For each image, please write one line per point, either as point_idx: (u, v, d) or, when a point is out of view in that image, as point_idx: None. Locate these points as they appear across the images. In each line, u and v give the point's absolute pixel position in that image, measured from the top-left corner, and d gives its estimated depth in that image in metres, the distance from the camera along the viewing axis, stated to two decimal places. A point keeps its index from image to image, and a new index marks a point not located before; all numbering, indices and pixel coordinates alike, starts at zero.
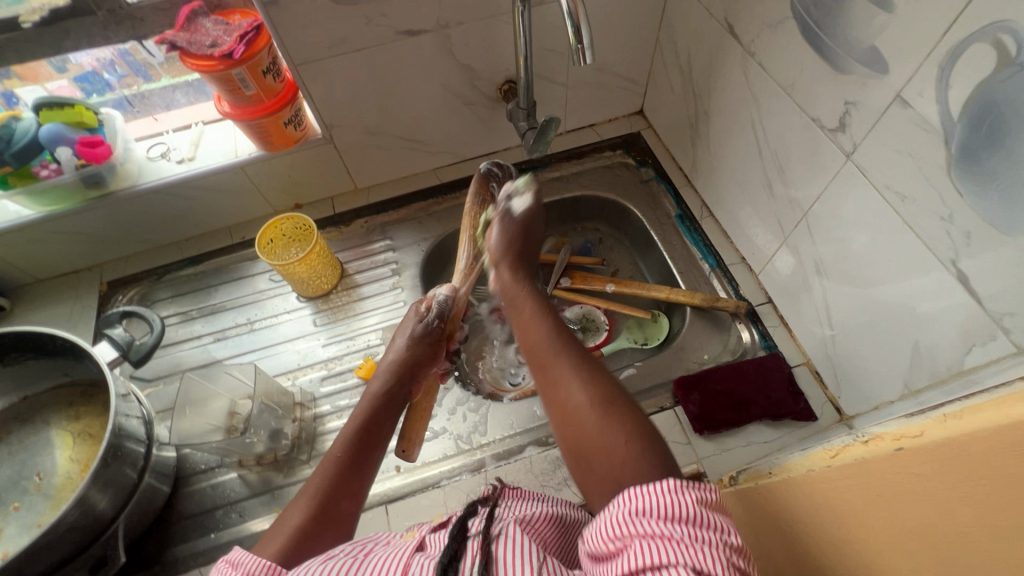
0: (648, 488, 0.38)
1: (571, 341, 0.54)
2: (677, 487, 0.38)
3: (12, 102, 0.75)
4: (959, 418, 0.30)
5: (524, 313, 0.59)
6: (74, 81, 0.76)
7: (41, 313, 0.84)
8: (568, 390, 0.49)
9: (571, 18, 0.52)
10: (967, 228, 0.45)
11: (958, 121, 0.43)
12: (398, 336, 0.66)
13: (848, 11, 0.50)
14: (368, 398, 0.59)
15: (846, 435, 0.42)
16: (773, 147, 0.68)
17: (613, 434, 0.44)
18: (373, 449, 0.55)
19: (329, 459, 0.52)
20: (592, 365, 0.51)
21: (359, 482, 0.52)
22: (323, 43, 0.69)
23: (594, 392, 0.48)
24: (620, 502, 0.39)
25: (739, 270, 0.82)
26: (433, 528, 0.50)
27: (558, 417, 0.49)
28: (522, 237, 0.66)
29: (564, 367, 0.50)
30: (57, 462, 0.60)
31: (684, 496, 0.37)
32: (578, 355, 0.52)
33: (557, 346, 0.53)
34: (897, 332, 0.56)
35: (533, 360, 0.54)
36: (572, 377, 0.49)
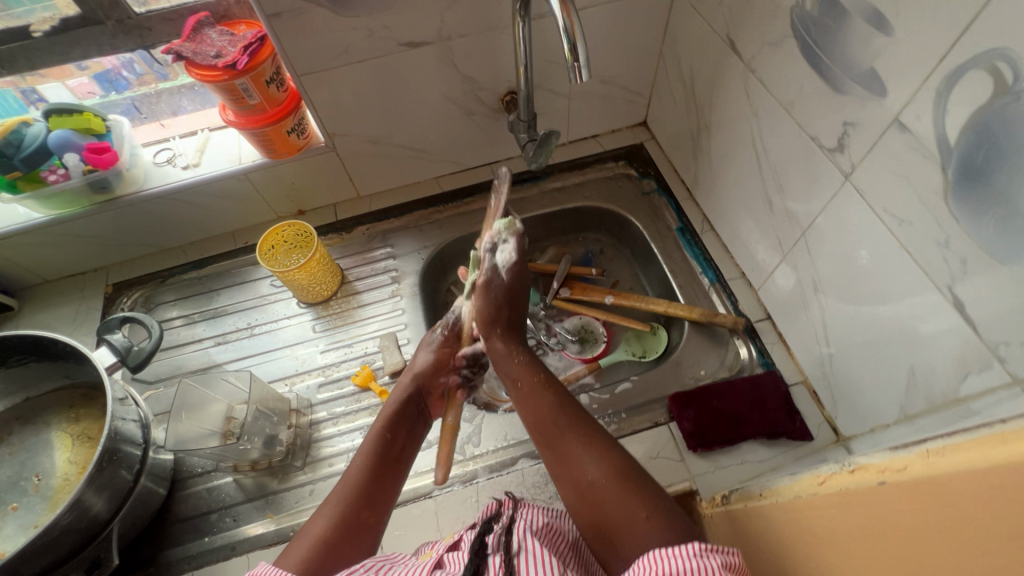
0: (668, 553, 0.41)
1: (580, 414, 0.57)
2: (700, 551, 0.40)
3: (33, 98, 0.78)
4: (940, 455, 0.30)
5: (519, 388, 0.62)
6: (94, 79, 0.79)
7: (48, 313, 0.86)
8: (584, 467, 0.52)
9: (567, 36, 0.52)
10: (963, 255, 0.45)
11: (954, 147, 0.43)
12: (422, 350, 0.69)
13: (847, 32, 0.50)
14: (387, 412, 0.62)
15: (834, 463, 0.42)
16: (773, 165, 0.67)
17: (632, 510, 0.48)
18: (393, 462, 0.57)
19: (349, 474, 0.54)
20: (604, 438, 0.55)
21: (383, 491, 0.54)
22: (326, 53, 0.70)
23: (609, 466, 0.51)
24: (645, 566, 0.41)
25: (738, 286, 0.81)
26: (449, 547, 0.52)
27: (575, 496, 0.52)
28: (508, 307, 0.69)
29: (579, 443, 0.54)
30: (56, 464, 0.61)
31: (707, 560, 0.40)
32: (589, 432, 0.55)
33: (567, 421, 0.56)
34: (894, 355, 0.56)
35: (543, 431, 0.57)
36: (587, 453, 0.53)
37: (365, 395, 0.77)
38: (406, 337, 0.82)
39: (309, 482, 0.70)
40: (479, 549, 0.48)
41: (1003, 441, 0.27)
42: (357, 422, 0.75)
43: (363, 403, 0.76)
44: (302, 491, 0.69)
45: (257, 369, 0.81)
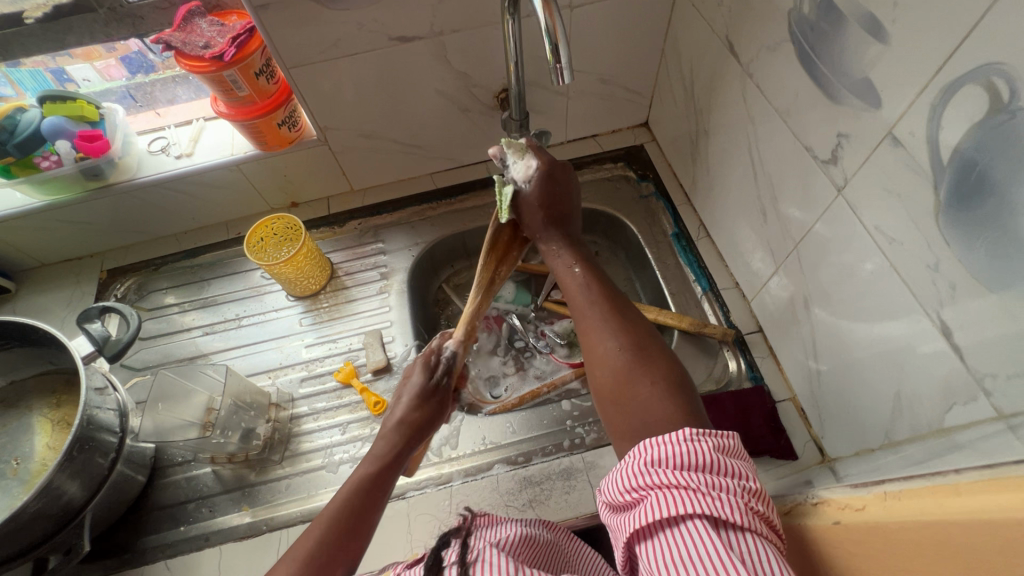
0: (660, 440, 0.40)
1: (613, 295, 0.56)
2: (691, 436, 0.39)
3: (64, 79, 0.80)
4: (898, 501, 0.28)
5: (559, 268, 0.60)
6: (121, 62, 0.79)
7: (44, 297, 0.87)
8: (601, 337, 0.51)
9: (549, 37, 0.51)
10: (952, 279, 0.43)
11: (947, 166, 0.41)
12: (404, 392, 0.62)
13: (844, 38, 0.47)
14: (372, 457, 0.57)
15: (800, 493, 0.40)
16: (769, 173, 0.65)
17: (643, 376, 0.47)
18: (374, 509, 0.52)
19: (330, 511, 0.50)
20: (630, 317, 0.53)
21: (361, 528, 0.50)
22: (316, 47, 0.69)
23: (627, 339, 0.50)
24: (637, 450, 0.40)
25: (732, 296, 0.79)
26: (406, 566, 0.48)
27: (592, 360, 0.51)
28: (547, 201, 0.60)
29: (601, 317, 0.52)
30: (36, 449, 0.62)
31: (700, 443, 0.39)
32: (615, 306, 0.53)
33: (593, 299, 0.55)
34: (881, 379, 0.53)
35: (573, 303, 0.56)
36: (609, 326, 0.51)
37: (347, 392, 0.77)
38: (392, 334, 0.82)
39: (286, 477, 0.70)
40: (435, 562, 0.46)
41: (958, 494, 0.25)
42: (337, 419, 0.74)
43: (344, 399, 0.76)
44: (278, 485, 0.69)
45: (243, 360, 0.81)
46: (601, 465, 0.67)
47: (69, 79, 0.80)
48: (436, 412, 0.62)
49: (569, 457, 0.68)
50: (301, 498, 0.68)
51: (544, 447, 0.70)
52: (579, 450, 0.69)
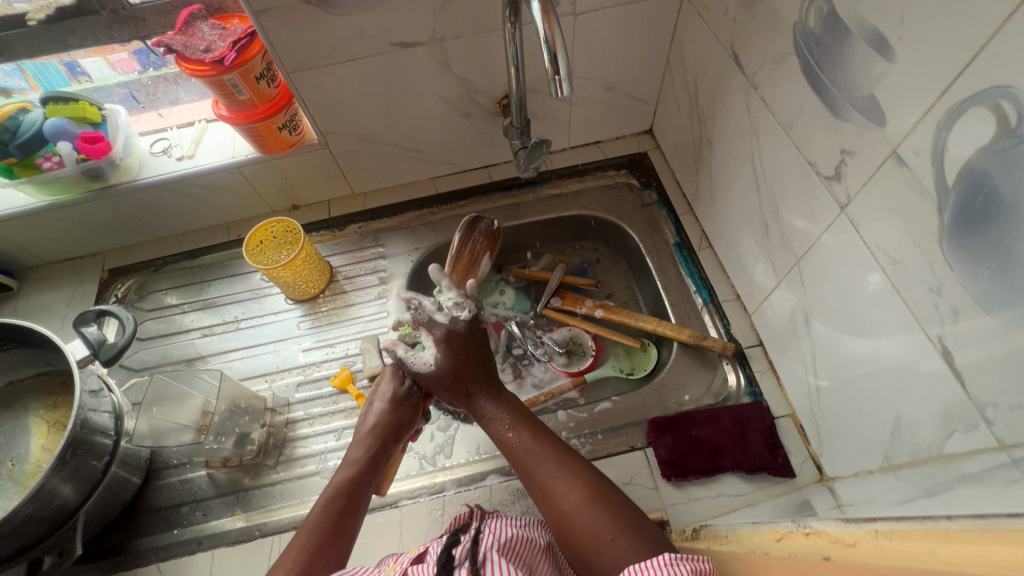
0: (641, 572, 0.40)
1: (554, 439, 0.58)
2: (669, 561, 0.40)
3: (76, 72, 0.80)
4: (888, 540, 0.27)
5: (497, 425, 0.60)
6: (133, 56, 0.79)
7: (46, 295, 0.88)
8: (558, 494, 0.52)
9: (548, 47, 0.50)
10: (954, 304, 0.42)
11: (953, 188, 0.39)
12: (376, 399, 0.65)
13: (849, 53, 0.46)
14: (348, 463, 0.59)
15: (793, 520, 0.39)
16: (771, 186, 0.64)
17: (599, 530, 0.49)
18: (354, 511, 0.55)
19: (310, 520, 0.53)
20: (576, 459, 0.55)
21: (343, 530, 0.53)
22: (316, 51, 0.69)
23: (578, 486, 0.52)
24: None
25: (732, 308, 0.78)
26: (414, 561, 0.50)
27: (553, 520, 0.52)
28: (463, 356, 0.64)
29: (548, 470, 0.54)
30: (31, 450, 0.63)
31: (678, 567, 0.40)
32: (567, 454, 0.56)
33: (537, 448, 0.56)
34: (880, 401, 0.52)
35: (518, 463, 0.57)
36: (564, 477, 0.53)
37: (343, 397, 0.77)
38: (389, 340, 0.81)
39: (280, 482, 0.70)
40: (446, 562, 0.47)
41: (950, 540, 0.24)
42: (332, 424, 0.74)
43: (340, 405, 0.76)
44: (271, 490, 0.69)
45: (240, 363, 0.81)
46: None
47: (83, 73, 0.80)
48: (411, 417, 0.65)
49: None
50: (293, 504, 0.68)
51: None
52: None
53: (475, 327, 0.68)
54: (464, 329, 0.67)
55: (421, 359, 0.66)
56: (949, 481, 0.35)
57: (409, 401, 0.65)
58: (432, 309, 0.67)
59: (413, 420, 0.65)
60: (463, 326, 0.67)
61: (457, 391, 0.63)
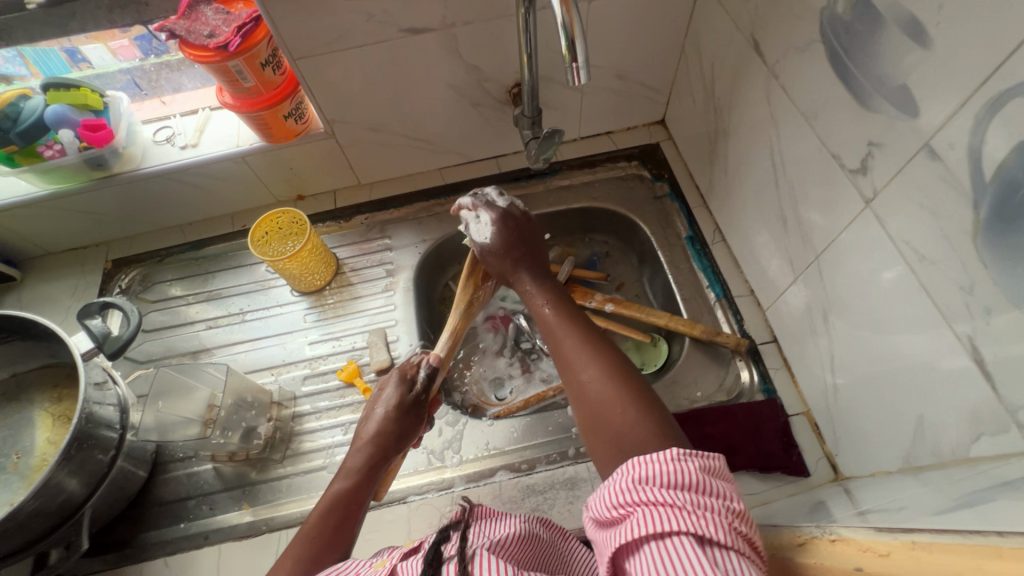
0: (646, 458, 0.38)
1: (587, 323, 0.56)
2: (677, 455, 0.38)
3: (77, 58, 0.78)
4: (926, 552, 0.26)
5: (535, 299, 0.60)
6: (134, 41, 0.77)
7: (50, 286, 0.87)
8: (580, 364, 0.51)
9: (565, 33, 0.48)
10: (987, 303, 0.40)
11: (989, 184, 0.38)
12: (378, 404, 0.62)
13: (881, 41, 0.45)
14: (347, 473, 0.57)
15: (815, 526, 0.39)
16: (791, 179, 0.62)
17: (615, 401, 0.47)
18: (348, 529, 0.52)
19: (303, 537, 0.51)
20: (606, 343, 0.53)
21: (339, 541, 0.51)
22: (323, 37, 0.67)
23: (603, 363, 0.50)
24: (624, 468, 0.39)
25: (746, 304, 0.76)
26: (403, 556, 0.47)
27: (572, 387, 0.51)
28: (514, 237, 0.64)
29: (577, 344, 0.52)
30: (36, 443, 0.62)
31: (685, 462, 0.38)
32: (595, 334, 0.54)
33: (570, 327, 0.55)
34: (901, 401, 0.51)
35: (549, 334, 0.56)
36: (586, 354, 0.51)
37: (349, 391, 0.76)
38: (396, 334, 0.80)
39: (287, 476, 0.70)
40: (434, 558, 0.44)
41: (1000, 557, 0.23)
42: (339, 418, 0.74)
43: (347, 399, 0.75)
44: (278, 485, 0.69)
45: (246, 356, 0.80)
46: None
47: (83, 59, 0.78)
48: (413, 425, 0.62)
49: (574, 466, 0.67)
50: (301, 499, 0.68)
51: (549, 455, 0.69)
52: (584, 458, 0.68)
53: (533, 219, 0.68)
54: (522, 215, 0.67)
55: (480, 229, 0.65)
56: (984, 489, 0.33)
57: (414, 408, 0.62)
58: (495, 193, 0.67)
59: (417, 428, 0.62)
60: (519, 212, 0.67)
61: (501, 265, 0.65)
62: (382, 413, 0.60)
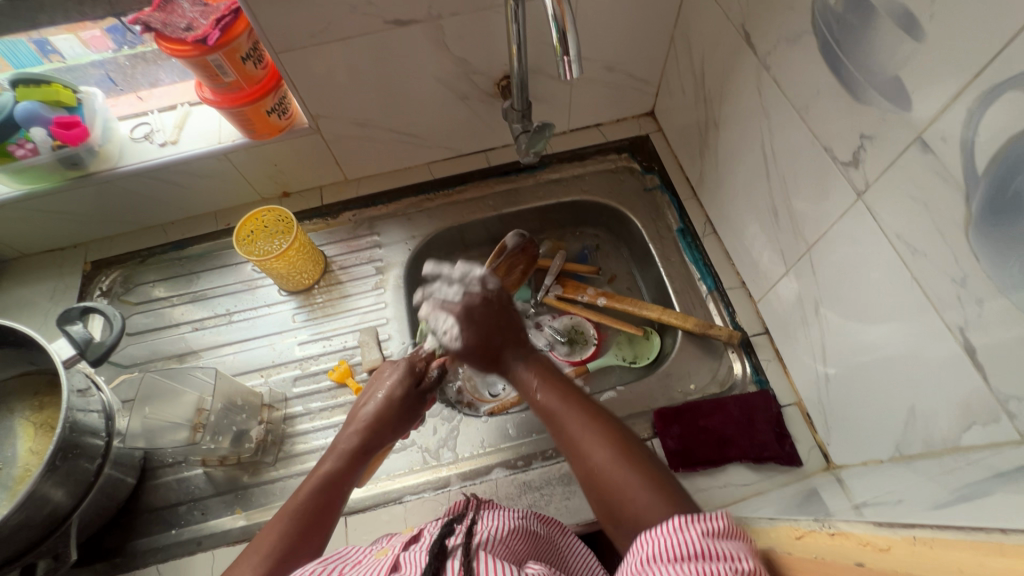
0: (653, 534, 0.40)
1: (582, 399, 0.54)
2: (680, 525, 0.39)
3: (47, 49, 0.74)
4: (928, 547, 0.27)
5: (524, 382, 0.57)
6: (106, 32, 0.74)
7: (26, 290, 0.84)
8: (588, 452, 0.49)
9: (556, 24, 0.48)
10: (979, 295, 0.41)
11: (982, 177, 0.38)
12: (380, 388, 0.61)
13: (872, 32, 0.45)
14: (338, 451, 0.56)
15: (815, 519, 0.39)
16: (781, 172, 0.62)
17: (630, 488, 0.46)
18: (335, 509, 0.52)
19: (290, 507, 0.50)
20: (604, 418, 0.52)
21: (321, 523, 0.50)
22: (305, 30, 0.65)
23: (611, 448, 0.49)
24: (634, 551, 0.40)
25: (738, 296, 0.77)
26: (406, 545, 0.47)
27: (583, 476, 0.50)
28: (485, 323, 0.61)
29: (581, 427, 0.51)
30: (18, 453, 0.61)
31: (688, 531, 0.39)
32: (591, 414, 0.52)
33: (570, 404, 0.53)
34: (893, 391, 0.52)
35: (547, 416, 0.54)
36: (591, 436, 0.50)
37: (341, 391, 0.75)
38: (388, 332, 0.79)
39: (281, 479, 0.69)
40: (439, 551, 0.44)
41: (1002, 553, 0.23)
42: (333, 419, 0.73)
43: (340, 399, 0.74)
44: (272, 487, 0.68)
45: (234, 358, 0.79)
46: None
47: (53, 51, 0.75)
48: (409, 417, 0.61)
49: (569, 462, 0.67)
50: None
51: (544, 451, 0.69)
52: None
53: (504, 295, 0.65)
54: (494, 295, 0.64)
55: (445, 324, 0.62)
56: (977, 482, 0.34)
57: (413, 401, 0.62)
58: (445, 284, 0.65)
59: (409, 423, 0.62)
60: (488, 297, 0.63)
61: (484, 354, 0.60)
62: (383, 397, 0.60)
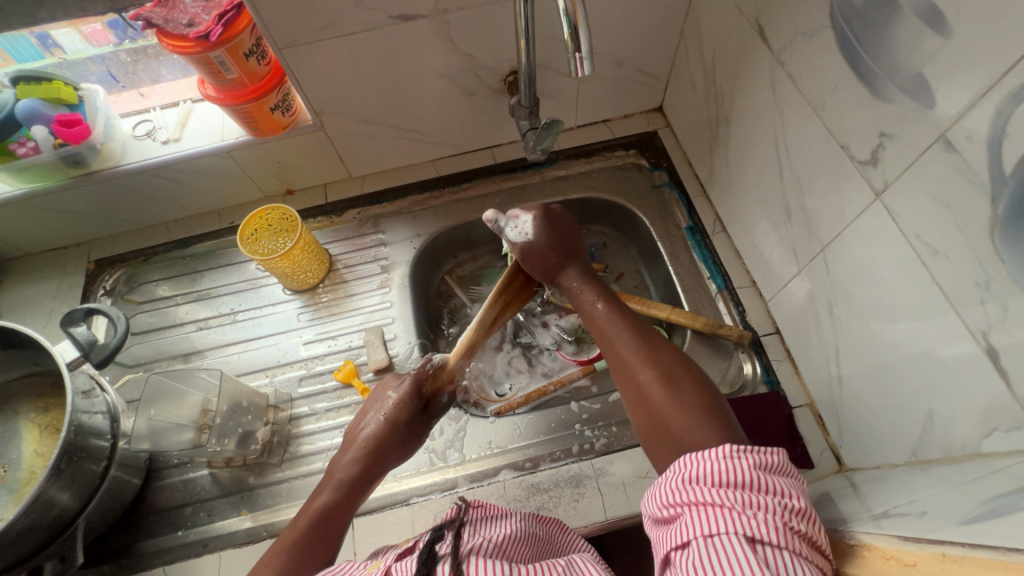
0: (702, 455, 0.39)
1: (637, 324, 0.55)
2: (732, 452, 0.38)
3: (48, 43, 0.73)
4: (958, 565, 0.26)
5: (582, 301, 0.60)
6: (107, 25, 0.72)
7: (30, 289, 0.83)
8: (636, 368, 0.50)
9: (567, 20, 0.46)
10: (1003, 299, 0.40)
11: (1009, 178, 0.37)
12: (378, 410, 0.61)
13: (894, 27, 0.43)
14: (336, 481, 0.56)
15: (833, 528, 0.38)
16: (795, 169, 0.61)
17: (678, 408, 0.46)
18: (331, 544, 0.52)
19: (285, 545, 0.51)
20: (660, 345, 0.52)
21: (317, 559, 0.51)
22: (309, 26, 0.63)
23: (660, 370, 0.49)
24: (675, 469, 0.40)
25: (748, 295, 0.76)
26: (398, 556, 0.46)
27: (629, 395, 0.50)
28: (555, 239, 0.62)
29: (633, 349, 0.52)
30: (23, 455, 0.60)
31: (739, 460, 0.38)
32: (643, 338, 0.53)
33: (623, 328, 0.54)
34: (909, 395, 0.51)
35: (601, 333, 0.56)
36: (640, 356, 0.51)
37: (347, 392, 0.74)
38: (393, 332, 0.78)
39: (287, 480, 0.68)
40: (429, 558, 0.43)
41: None
42: (338, 420, 0.72)
43: (345, 400, 0.74)
44: (279, 488, 0.67)
45: (238, 357, 0.78)
46: (610, 472, 0.65)
47: (55, 45, 0.74)
48: (409, 438, 0.61)
49: (577, 463, 0.66)
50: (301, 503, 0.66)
51: (552, 452, 0.68)
52: (587, 455, 0.67)
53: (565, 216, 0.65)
54: (556, 214, 0.64)
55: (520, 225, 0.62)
56: (1004, 494, 0.33)
57: (414, 423, 0.61)
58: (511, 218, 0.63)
59: (413, 443, 0.61)
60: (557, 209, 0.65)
61: (546, 265, 0.62)
62: (385, 420, 0.60)
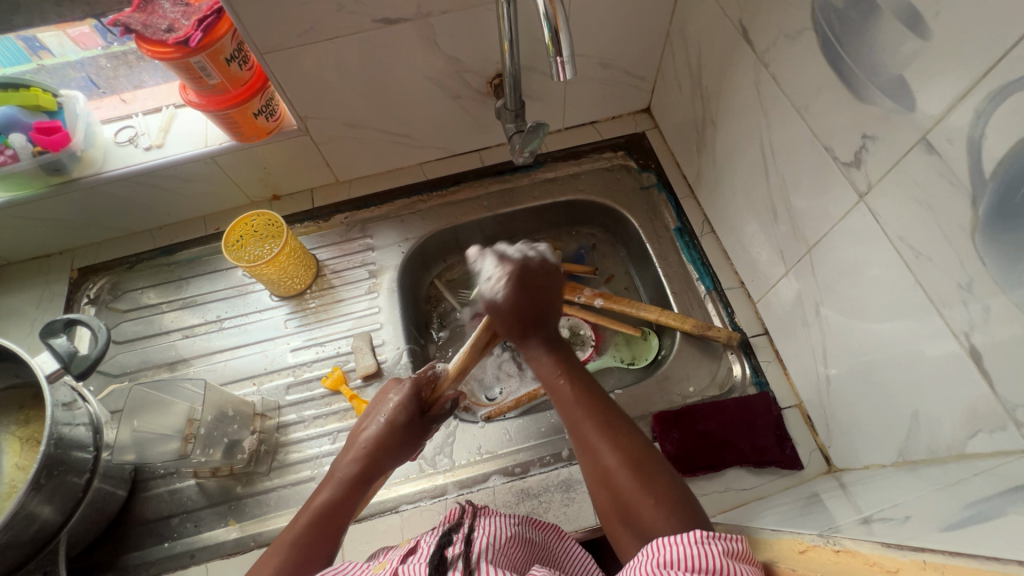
0: (671, 541, 0.39)
1: (602, 397, 0.54)
2: (701, 539, 0.38)
3: (35, 46, 0.72)
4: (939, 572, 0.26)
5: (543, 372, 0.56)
6: (95, 29, 0.71)
7: (12, 298, 0.82)
8: (601, 453, 0.49)
9: (548, 24, 0.46)
10: (986, 301, 0.40)
11: (989, 180, 0.37)
12: (380, 412, 0.60)
13: (874, 29, 0.43)
14: (336, 482, 0.55)
15: (817, 533, 0.38)
16: (781, 170, 0.61)
17: (644, 498, 0.46)
18: (332, 543, 0.51)
19: (286, 543, 0.49)
20: (623, 422, 0.52)
21: (319, 556, 0.49)
22: (291, 30, 0.63)
23: (626, 456, 0.49)
24: (648, 554, 0.39)
25: (736, 296, 0.76)
26: (403, 557, 0.47)
27: (595, 479, 0.50)
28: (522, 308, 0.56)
29: (597, 430, 0.51)
30: (4, 468, 0.59)
31: (710, 546, 0.38)
32: (607, 418, 0.51)
33: (585, 408, 0.52)
34: (895, 396, 0.51)
35: (563, 412, 0.54)
36: (605, 441, 0.50)
37: (335, 398, 0.74)
38: (382, 337, 0.78)
39: (275, 489, 0.68)
40: (440, 562, 0.43)
41: None
42: (327, 427, 0.71)
43: (334, 406, 0.73)
44: (266, 498, 0.67)
45: (225, 365, 0.77)
46: None
47: (41, 48, 0.73)
48: (410, 441, 0.60)
49: (567, 468, 0.66)
50: (289, 512, 0.66)
51: (542, 457, 0.68)
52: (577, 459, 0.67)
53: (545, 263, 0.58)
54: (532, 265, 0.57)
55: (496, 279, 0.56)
56: (988, 497, 0.33)
57: (414, 424, 0.60)
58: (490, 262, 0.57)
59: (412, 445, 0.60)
60: (534, 261, 0.57)
61: (510, 330, 0.57)
62: (386, 421, 0.59)
